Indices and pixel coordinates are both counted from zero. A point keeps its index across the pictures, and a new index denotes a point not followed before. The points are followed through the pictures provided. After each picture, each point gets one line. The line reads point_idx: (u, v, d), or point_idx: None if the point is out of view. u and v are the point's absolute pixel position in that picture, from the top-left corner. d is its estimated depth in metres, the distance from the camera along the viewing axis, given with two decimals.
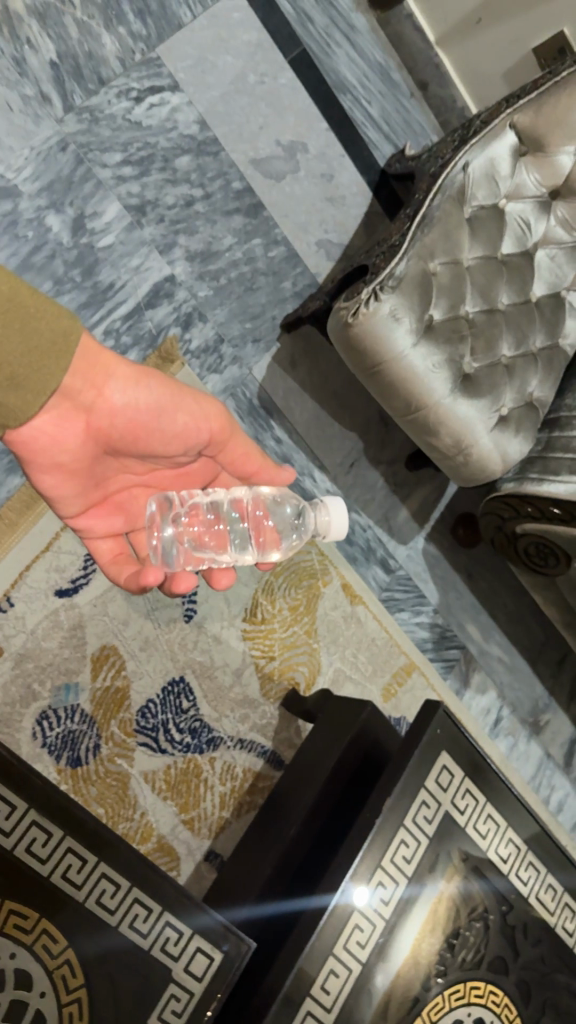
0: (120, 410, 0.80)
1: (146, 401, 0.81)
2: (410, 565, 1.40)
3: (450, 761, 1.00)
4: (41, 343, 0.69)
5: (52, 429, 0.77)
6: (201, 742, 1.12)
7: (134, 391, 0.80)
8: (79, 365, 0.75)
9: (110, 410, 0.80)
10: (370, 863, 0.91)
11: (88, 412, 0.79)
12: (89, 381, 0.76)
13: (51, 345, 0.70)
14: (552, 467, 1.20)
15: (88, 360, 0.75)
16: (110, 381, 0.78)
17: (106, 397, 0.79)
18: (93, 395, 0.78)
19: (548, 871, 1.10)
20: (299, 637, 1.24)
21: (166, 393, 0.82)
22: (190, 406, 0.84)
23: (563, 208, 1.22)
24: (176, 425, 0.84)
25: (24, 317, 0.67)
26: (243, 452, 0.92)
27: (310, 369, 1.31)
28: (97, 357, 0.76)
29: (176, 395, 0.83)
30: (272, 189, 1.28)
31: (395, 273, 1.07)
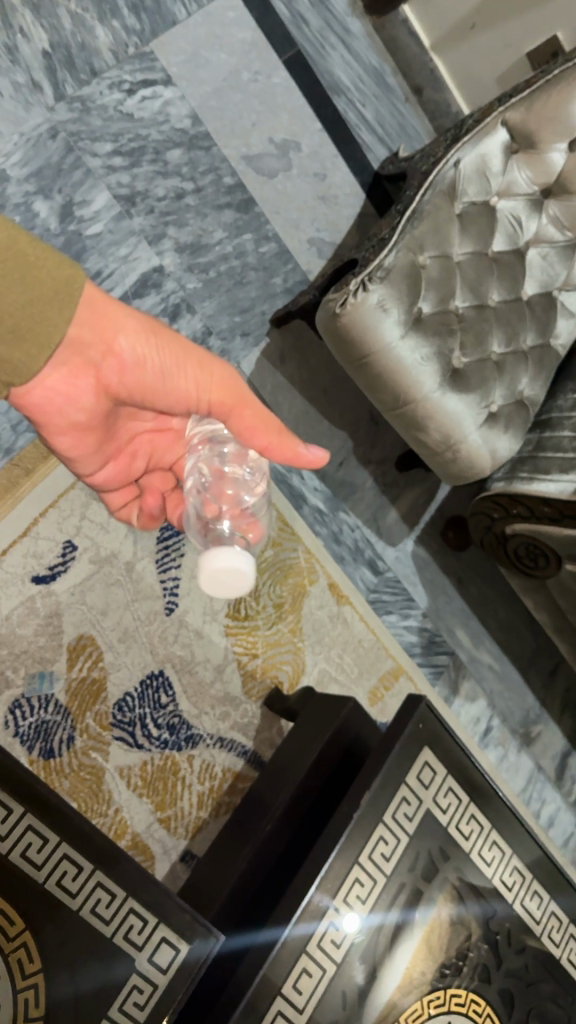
0: (130, 364, 0.77)
1: (153, 360, 0.77)
2: (398, 567, 1.38)
3: (432, 758, 0.97)
4: (41, 292, 0.67)
5: (63, 389, 0.76)
6: (179, 739, 1.09)
7: (144, 344, 0.76)
8: (87, 320, 0.71)
9: (120, 368, 0.77)
10: (346, 860, 0.88)
11: (97, 370, 0.76)
12: (99, 334, 0.73)
13: (53, 294, 0.68)
14: (543, 466, 1.19)
15: (96, 314, 0.72)
16: (120, 337, 0.74)
17: (117, 352, 0.75)
18: (103, 350, 0.74)
19: (534, 877, 1.06)
20: (283, 635, 1.21)
21: (172, 352, 0.77)
22: (196, 367, 0.78)
23: (555, 206, 1.21)
24: (179, 387, 0.79)
25: (22, 265, 0.66)
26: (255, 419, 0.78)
27: (300, 367, 1.29)
28: (104, 311, 0.72)
29: (182, 354, 0.77)
30: (264, 185, 1.28)
31: (384, 264, 1.06)
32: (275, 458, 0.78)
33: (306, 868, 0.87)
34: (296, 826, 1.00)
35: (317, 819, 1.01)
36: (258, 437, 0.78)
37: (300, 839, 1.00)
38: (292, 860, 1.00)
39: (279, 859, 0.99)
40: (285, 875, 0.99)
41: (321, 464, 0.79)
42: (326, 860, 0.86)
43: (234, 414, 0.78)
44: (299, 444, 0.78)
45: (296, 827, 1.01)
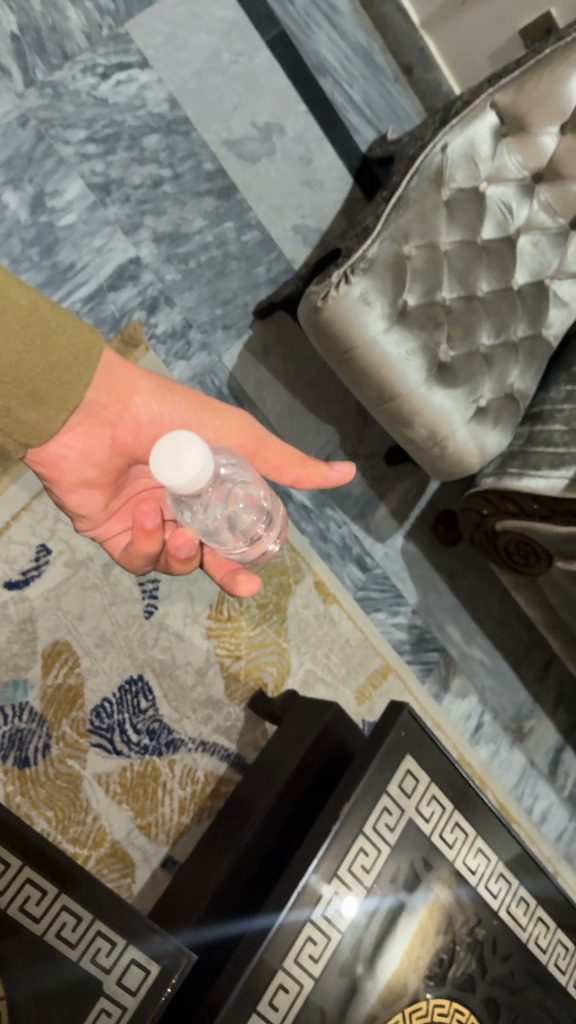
0: (144, 424, 0.83)
1: (170, 415, 0.84)
2: (387, 564, 1.35)
3: (414, 766, 0.95)
4: (62, 358, 0.74)
5: (79, 446, 0.81)
6: (159, 744, 1.07)
7: (158, 402, 0.83)
8: (104, 380, 0.79)
9: (136, 426, 0.83)
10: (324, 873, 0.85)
11: (113, 428, 0.82)
12: (114, 394, 0.80)
13: (73, 359, 0.75)
14: (533, 461, 1.17)
15: (112, 375, 0.80)
16: (135, 395, 0.81)
17: (132, 411, 0.82)
18: (119, 410, 0.81)
19: (521, 883, 1.04)
20: (267, 636, 1.19)
21: (188, 408, 0.85)
22: (212, 418, 0.85)
23: (546, 192, 1.17)
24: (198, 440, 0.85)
25: (46, 333, 0.73)
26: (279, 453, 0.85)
27: (284, 359, 1.25)
28: (120, 373, 0.80)
29: (198, 408, 0.85)
30: (246, 171, 1.23)
31: (367, 255, 1.03)
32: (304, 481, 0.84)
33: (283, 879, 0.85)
34: (282, 829, 0.98)
35: (303, 823, 0.99)
36: (286, 467, 0.85)
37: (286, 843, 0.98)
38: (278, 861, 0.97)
39: (264, 864, 0.97)
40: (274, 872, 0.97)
41: (347, 479, 0.83)
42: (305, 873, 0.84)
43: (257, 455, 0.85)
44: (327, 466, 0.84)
45: (279, 836, 0.98)
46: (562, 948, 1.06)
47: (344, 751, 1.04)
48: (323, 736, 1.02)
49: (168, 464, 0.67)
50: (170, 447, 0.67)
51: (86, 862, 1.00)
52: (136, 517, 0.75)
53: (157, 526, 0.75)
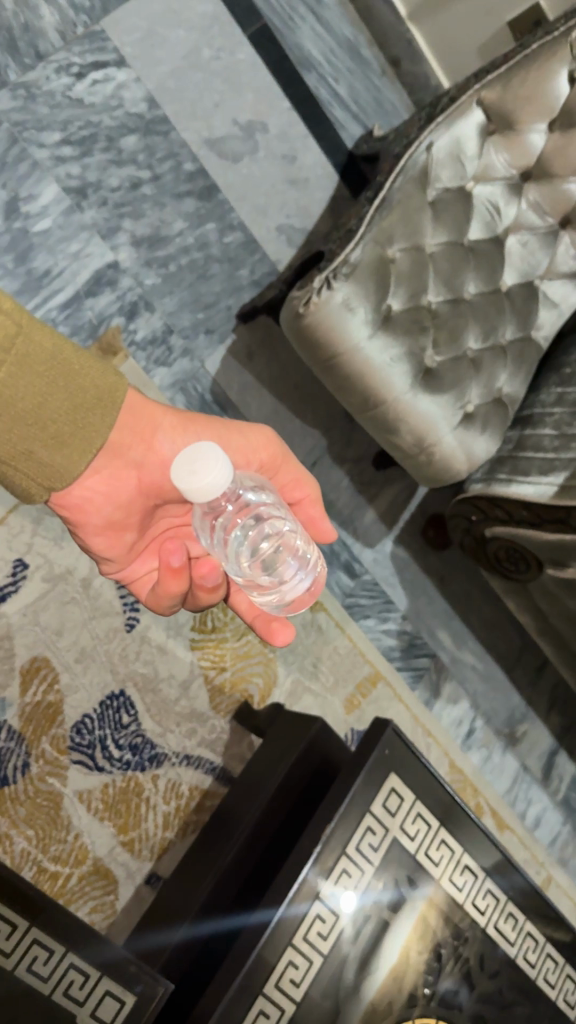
0: (170, 460, 0.82)
1: None
2: (376, 569, 1.33)
3: (399, 784, 0.93)
4: (85, 399, 0.73)
5: (105, 488, 0.79)
6: (142, 759, 1.05)
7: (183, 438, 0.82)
8: (127, 419, 0.78)
9: (162, 463, 0.82)
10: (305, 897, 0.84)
11: (139, 468, 0.81)
12: (137, 432, 0.79)
13: (96, 401, 0.74)
14: (522, 467, 1.15)
15: (134, 413, 0.79)
16: (158, 431, 0.81)
17: (157, 450, 0.81)
18: (144, 449, 0.80)
19: (509, 898, 1.02)
20: (253, 647, 1.17)
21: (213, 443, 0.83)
22: (240, 451, 0.83)
23: (535, 192, 1.13)
24: None
25: (69, 375, 0.72)
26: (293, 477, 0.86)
27: (268, 362, 1.23)
28: (144, 412, 0.79)
29: (223, 441, 0.84)
30: (228, 170, 1.20)
31: (350, 260, 1.00)
32: (303, 519, 0.87)
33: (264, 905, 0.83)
34: (274, 832, 0.98)
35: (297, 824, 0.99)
36: (295, 488, 0.87)
37: (280, 846, 0.98)
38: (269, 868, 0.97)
39: (255, 866, 0.97)
40: (265, 875, 0.97)
41: (332, 538, 0.89)
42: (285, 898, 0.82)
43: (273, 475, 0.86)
44: (322, 512, 0.88)
45: (260, 854, 0.97)
46: (551, 962, 1.05)
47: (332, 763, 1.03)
48: (308, 751, 1.01)
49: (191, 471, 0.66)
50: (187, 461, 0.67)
51: (67, 881, 0.99)
52: (162, 556, 0.75)
53: (183, 564, 0.75)
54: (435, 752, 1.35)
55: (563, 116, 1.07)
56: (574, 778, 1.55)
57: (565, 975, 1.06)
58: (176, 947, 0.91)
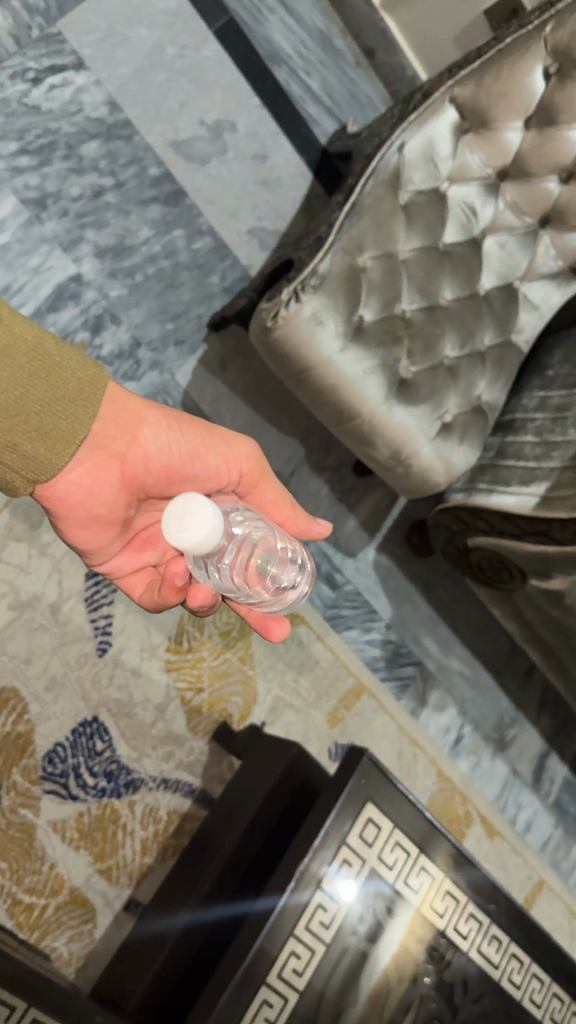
0: (154, 454, 0.77)
1: (179, 446, 0.78)
2: (358, 578, 1.31)
3: (376, 813, 0.91)
4: (67, 387, 0.67)
5: (87, 480, 0.74)
6: (118, 786, 1.03)
7: (167, 430, 0.77)
8: (110, 412, 0.73)
9: (145, 456, 0.77)
10: (279, 937, 0.81)
11: (121, 459, 0.76)
12: (121, 425, 0.74)
13: (78, 390, 0.67)
14: (503, 477, 1.12)
15: (116, 406, 0.74)
16: (143, 426, 0.75)
17: (140, 443, 0.76)
18: (126, 440, 0.75)
19: (493, 921, 1.00)
20: (231, 665, 1.15)
21: (196, 435, 0.78)
22: (223, 445, 0.79)
23: (512, 191, 1.09)
24: (208, 467, 0.79)
25: (49, 362, 0.66)
26: (272, 496, 0.81)
27: (242, 372, 1.20)
28: (126, 402, 0.74)
29: (207, 435, 0.79)
30: (196, 173, 1.16)
31: (318, 271, 0.96)
32: (289, 530, 0.82)
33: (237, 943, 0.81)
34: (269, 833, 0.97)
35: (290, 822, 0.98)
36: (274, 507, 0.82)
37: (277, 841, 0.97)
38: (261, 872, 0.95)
39: (251, 861, 0.96)
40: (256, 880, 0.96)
41: (326, 537, 0.83)
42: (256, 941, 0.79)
43: (253, 490, 0.82)
44: (309, 517, 0.83)
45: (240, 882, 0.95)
46: (537, 982, 1.03)
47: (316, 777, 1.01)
48: (289, 773, 0.98)
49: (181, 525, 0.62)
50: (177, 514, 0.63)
51: (43, 912, 0.97)
52: (166, 574, 0.75)
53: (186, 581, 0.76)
54: (423, 762, 1.33)
55: (540, 113, 1.03)
56: (565, 780, 1.54)
57: (551, 993, 1.04)
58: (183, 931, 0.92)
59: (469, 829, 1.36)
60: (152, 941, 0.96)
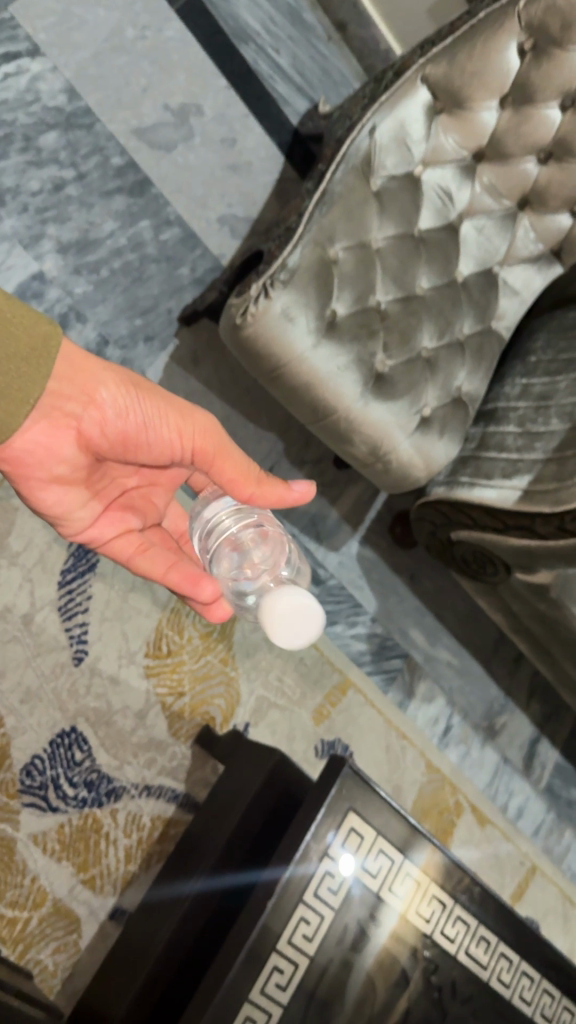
0: (111, 421, 0.74)
1: (137, 415, 0.74)
2: (342, 572, 1.29)
3: (358, 822, 0.89)
4: (19, 348, 0.65)
5: (44, 442, 0.73)
6: (99, 795, 1.02)
7: (126, 399, 0.74)
8: (64, 371, 0.70)
9: (102, 422, 0.74)
10: (259, 958, 0.80)
11: (78, 424, 0.73)
12: (78, 385, 0.71)
13: (32, 350, 0.66)
14: (485, 469, 1.09)
15: (72, 367, 0.71)
16: (101, 389, 0.72)
17: (98, 407, 0.73)
18: (83, 404, 0.72)
19: (481, 923, 0.99)
20: (213, 667, 1.13)
21: (156, 405, 0.75)
22: (177, 417, 0.75)
23: (490, 173, 1.05)
24: (163, 438, 0.76)
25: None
26: (237, 468, 0.76)
27: (216, 367, 1.16)
28: (83, 364, 0.72)
29: (165, 403, 0.75)
30: (161, 161, 1.11)
31: (287, 264, 0.93)
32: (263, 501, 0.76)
33: (217, 963, 0.79)
34: (270, 813, 0.95)
35: (290, 803, 0.96)
36: (238, 486, 0.76)
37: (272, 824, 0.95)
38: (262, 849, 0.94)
39: (250, 845, 0.93)
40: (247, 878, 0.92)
41: (307, 497, 0.77)
42: (234, 962, 0.78)
43: (212, 465, 0.77)
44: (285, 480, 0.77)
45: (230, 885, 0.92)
46: (527, 979, 1.03)
47: (304, 779, 0.99)
48: (276, 773, 0.95)
49: (284, 622, 0.72)
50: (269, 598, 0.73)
51: (26, 925, 0.95)
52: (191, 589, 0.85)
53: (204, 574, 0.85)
54: (412, 754, 1.32)
55: (516, 92, 0.98)
56: (557, 765, 1.54)
57: (542, 990, 1.04)
58: (184, 917, 0.89)
59: (459, 820, 1.35)
60: (151, 926, 0.94)
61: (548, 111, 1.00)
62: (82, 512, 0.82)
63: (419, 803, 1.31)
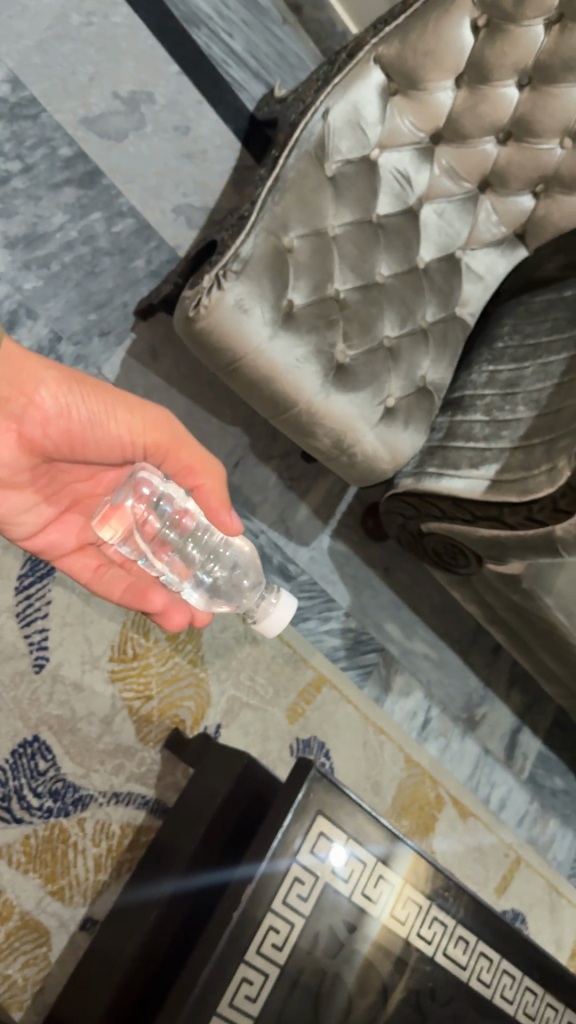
0: (54, 419, 0.75)
1: (81, 410, 0.75)
2: (313, 567, 1.26)
3: (328, 826, 0.87)
4: None
5: None
6: (65, 804, 0.99)
7: (68, 396, 0.74)
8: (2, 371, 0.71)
9: (44, 420, 0.75)
10: (227, 971, 0.77)
11: (19, 422, 0.74)
12: (16, 385, 0.72)
13: None
14: (453, 459, 1.07)
15: (11, 366, 0.72)
16: (40, 388, 0.73)
17: (38, 406, 0.74)
18: (22, 403, 0.73)
19: (459, 922, 0.97)
20: (182, 669, 1.10)
21: (101, 400, 0.76)
22: (124, 412, 0.77)
23: (448, 156, 1.03)
24: (109, 433, 0.77)
25: None
26: (188, 459, 0.80)
27: (176, 361, 1.13)
28: (22, 363, 0.72)
29: (110, 399, 0.76)
30: (112, 151, 1.08)
31: (240, 255, 0.90)
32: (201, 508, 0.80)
33: (181, 982, 0.77)
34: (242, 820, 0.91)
35: (262, 808, 0.93)
36: (190, 473, 0.81)
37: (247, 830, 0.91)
38: (237, 857, 0.90)
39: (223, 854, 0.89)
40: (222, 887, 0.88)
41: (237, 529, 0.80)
42: (199, 978, 0.76)
43: (166, 456, 0.80)
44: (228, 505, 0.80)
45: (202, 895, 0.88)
46: (508, 978, 1.01)
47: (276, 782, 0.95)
48: (246, 778, 0.91)
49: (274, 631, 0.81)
50: (271, 612, 0.80)
51: None
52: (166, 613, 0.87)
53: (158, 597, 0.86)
54: (390, 749, 1.30)
55: (472, 70, 0.95)
56: (538, 754, 1.52)
57: (524, 988, 1.03)
58: (154, 929, 0.87)
59: (441, 814, 1.33)
60: (120, 933, 0.92)
61: (506, 89, 0.97)
62: (30, 516, 0.82)
63: (399, 798, 1.29)
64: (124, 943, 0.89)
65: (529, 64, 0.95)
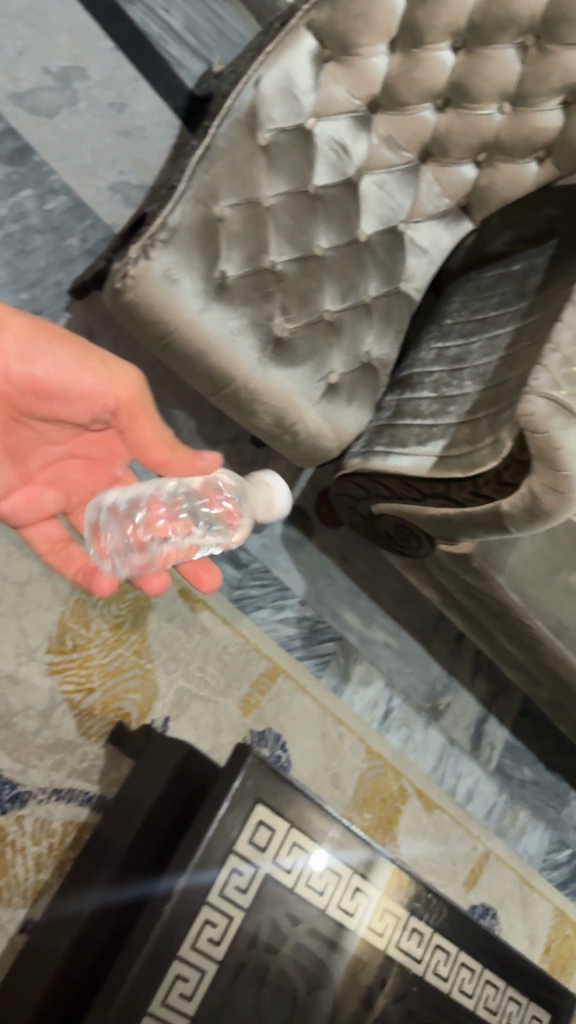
0: (16, 369, 0.67)
1: (46, 361, 0.67)
2: (266, 554, 1.24)
3: (268, 816, 0.83)
4: None
5: None
6: (2, 800, 0.95)
7: (31, 345, 0.66)
8: None
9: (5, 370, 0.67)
10: (160, 968, 0.74)
11: None
12: None
13: None
14: (400, 437, 1.04)
15: None
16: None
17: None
18: None
19: (413, 913, 0.94)
20: (126, 661, 1.07)
21: (70, 353, 0.68)
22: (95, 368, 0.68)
23: (386, 125, 1.01)
24: (80, 389, 0.68)
25: None
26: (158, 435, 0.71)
27: (115, 342, 1.09)
28: None
29: (80, 353, 0.68)
30: (43, 126, 1.06)
31: (167, 224, 0.86)
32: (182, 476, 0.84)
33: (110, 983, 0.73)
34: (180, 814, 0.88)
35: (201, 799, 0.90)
36: (159, 447, 0.72)
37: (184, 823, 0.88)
38: None
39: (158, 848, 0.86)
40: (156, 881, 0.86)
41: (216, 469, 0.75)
42: (129, 976, 0.72)
43: (135, 424, 0.71)
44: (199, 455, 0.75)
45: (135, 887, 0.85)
46: (467, 971, 0.98)
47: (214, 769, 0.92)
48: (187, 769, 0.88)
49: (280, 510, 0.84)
50: (277, 492, 0.83)
51: None
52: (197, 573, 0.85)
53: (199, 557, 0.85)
54: (350, 741, 1.26)
55: (405, 33, 0.93)
56: (506, 744, 1.49)
57: (484, 981, 0.99)
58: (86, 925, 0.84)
59: (405, 806, 1.30)
60: (53, 932, 0.88)
61: (439, 51, 0.94)
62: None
63: (360, 792, 1.25)
64: (57, 943, 0.86)
65: (462, 25, 0.93)
